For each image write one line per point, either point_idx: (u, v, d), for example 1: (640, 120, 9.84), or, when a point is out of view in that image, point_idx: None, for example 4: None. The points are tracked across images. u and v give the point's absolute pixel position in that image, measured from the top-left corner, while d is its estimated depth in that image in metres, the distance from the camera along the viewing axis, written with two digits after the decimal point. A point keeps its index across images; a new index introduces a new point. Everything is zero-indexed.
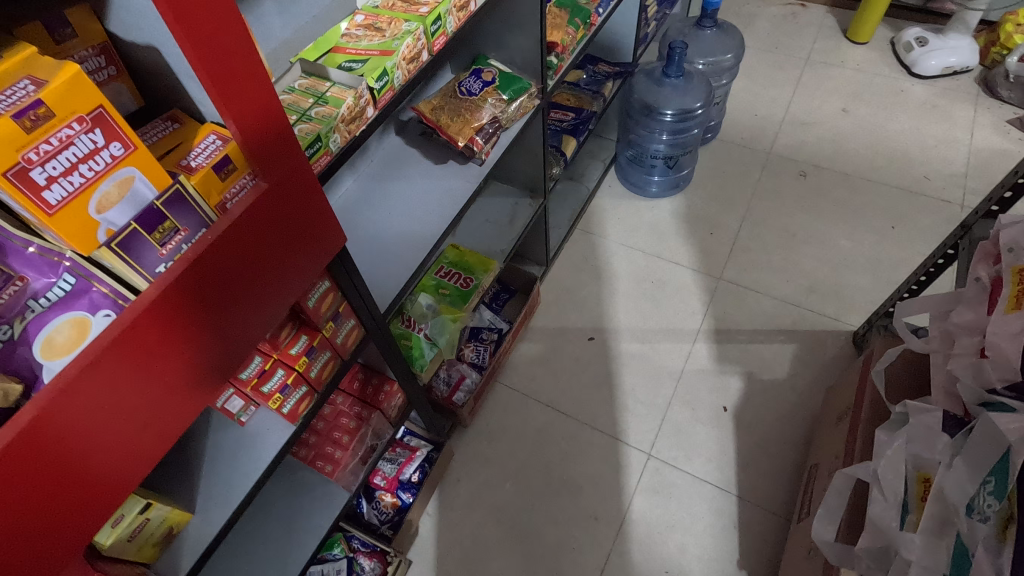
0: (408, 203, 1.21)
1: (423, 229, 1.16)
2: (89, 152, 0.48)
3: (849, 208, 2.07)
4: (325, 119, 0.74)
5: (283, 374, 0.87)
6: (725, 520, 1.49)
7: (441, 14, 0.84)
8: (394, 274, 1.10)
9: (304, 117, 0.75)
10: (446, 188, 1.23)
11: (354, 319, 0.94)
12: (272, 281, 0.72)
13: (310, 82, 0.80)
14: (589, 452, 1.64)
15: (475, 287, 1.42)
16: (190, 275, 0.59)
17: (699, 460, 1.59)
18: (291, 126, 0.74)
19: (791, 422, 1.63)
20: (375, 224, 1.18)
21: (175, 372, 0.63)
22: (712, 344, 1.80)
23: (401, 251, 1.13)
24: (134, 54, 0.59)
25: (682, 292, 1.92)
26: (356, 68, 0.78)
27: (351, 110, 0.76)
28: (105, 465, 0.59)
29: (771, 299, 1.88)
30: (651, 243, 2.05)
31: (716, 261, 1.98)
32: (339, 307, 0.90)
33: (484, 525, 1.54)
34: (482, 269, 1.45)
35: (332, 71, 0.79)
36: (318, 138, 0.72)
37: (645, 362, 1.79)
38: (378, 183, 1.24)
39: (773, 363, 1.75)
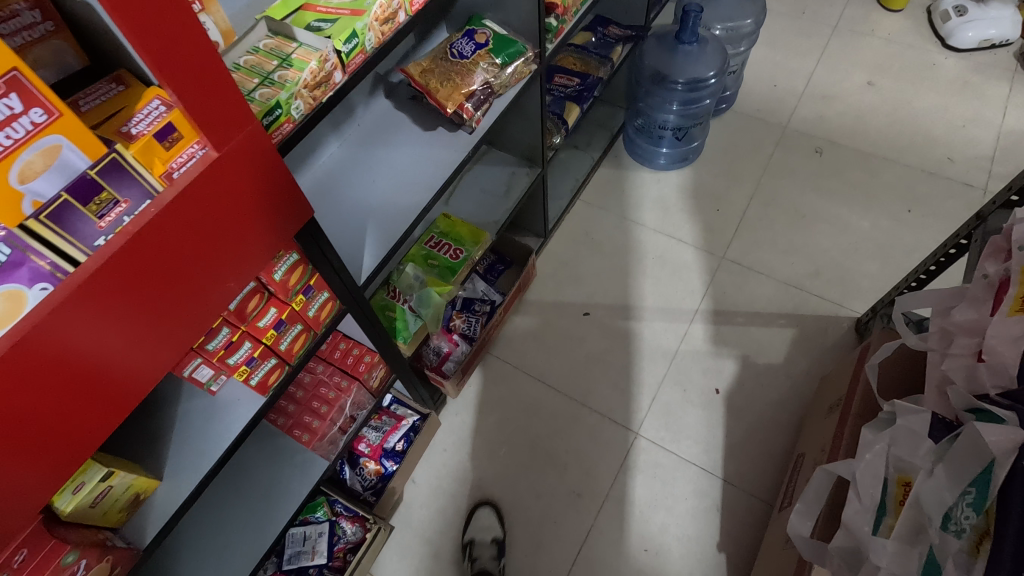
0: (393, 173, 1.16)
1: (407, 201, 1.12)
2: (5, 118, 0.44)
3: (864, 188, 1.98)
4: (289, 84, 0.70)
5: (250, 347, 0.85)
6: (707, 502, 1.50)
7: None
8: (375, 245, 1.07)
9: (267, 81, 0.70)
10: (434, 156, 1.18)
11: (328, 291, 0.92)
12: (234, 251, 0.69)
13: (276, 43, 0.75)
14: (577, 428, 1.64)
15: (465, 261, 1.39)
16: (134, 246, 0.57)
17: (687, 442, 1.59)
18: (252, 90, 0.70)
19: (784, 408, 1.60)
20: (358, 195, 1.14)
21: (136, 338, 0.62)
22: (709, 325, 1.77)
23: (383, 223, 1.10)
24: (69, 10, 0.55)
25: (683, 271, 1.88)
26: (324, 30, 0.74)
27: (316, 74, 0.72)
28: (58, 432, 0.59)
29: (774, 281, 1.83)
30: (655, 217, 1.99)
31: (720, 240, 1.92)
32: (310, 280, 0.87)
33: (468, 495, 1.56)
34: (473, 242, 1.42)
35: (298, 32, 0.74)
36: (278, 104, 0.69)
37: (639, 341, 1.76)
38: (363, 150, 1.19)
39: (770, 347, 1.72)
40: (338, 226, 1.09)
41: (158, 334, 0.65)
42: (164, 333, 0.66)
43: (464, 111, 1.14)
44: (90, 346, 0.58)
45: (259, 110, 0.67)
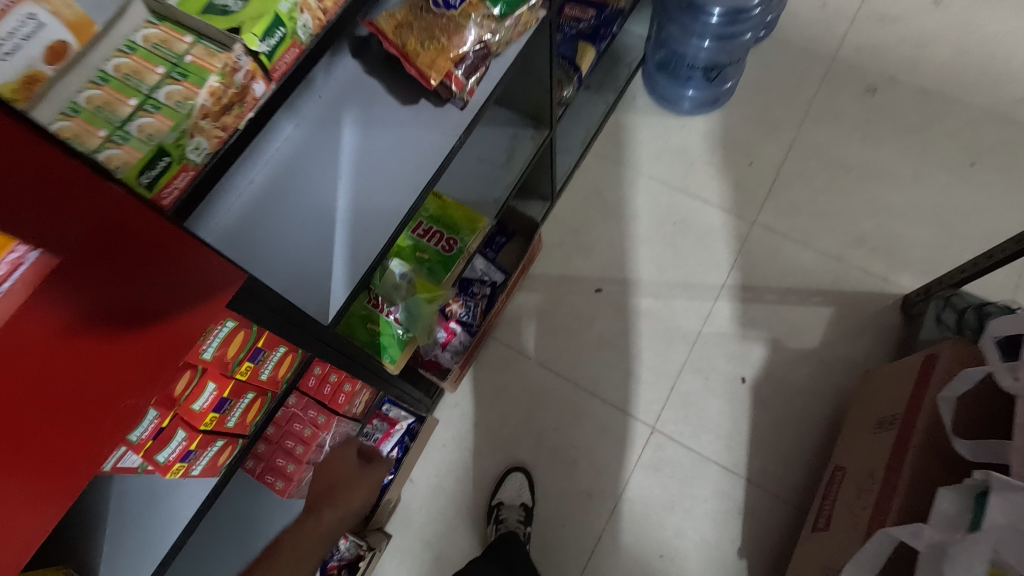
0: (362, 165, 0.91)
1: (383, 205, 0.89)
2: None
3: (921, 137, 1.71)
4: (182, 111, 0.53)
5: (184, 438, 0.66)
6: (728, 504, 1.39)
7: None
8: (343, 269, 0.85)
9: (150, 105, 0.52)
10: (415, 141, 0.93)
11: (286, 345, 0.74)
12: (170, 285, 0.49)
13: (159, 35, 0.54)
14: (588, 422, 1.50)
15: (460, 253, 1.18)
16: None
17: (707, 437, 1.45)
18: (127, 117, 0.51)
19: (816, 400, 1.46)
20: (316, 196, 0.89)
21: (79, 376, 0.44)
22: (735, 304, 1.58)
23: (354, 236, 0.87)
24: None
25: (708, 239, 1.65)
26: (234, 18, 0.57)
27: (219, 93, 0.55)
28: None
29: (811, 251, 1.62)
30: (678, 174, 1.73)
31: (752, 202, 1.69)
32: (257, 341, 0.70)
33: (471, 494, 1.45)
34: (469, 229, 1.19)
35: (194, 21, 0.55)
36: (165, 147, 0.51)
37: (657, 322, 1.58)
38: (321, 133, 0.92)
39: (803, 329, 1.54)
40: (292, 242, 0.85)
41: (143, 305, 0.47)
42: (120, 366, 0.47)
43: (453, 82, 0.89)
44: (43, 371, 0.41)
45: (139, 159, 0.50)
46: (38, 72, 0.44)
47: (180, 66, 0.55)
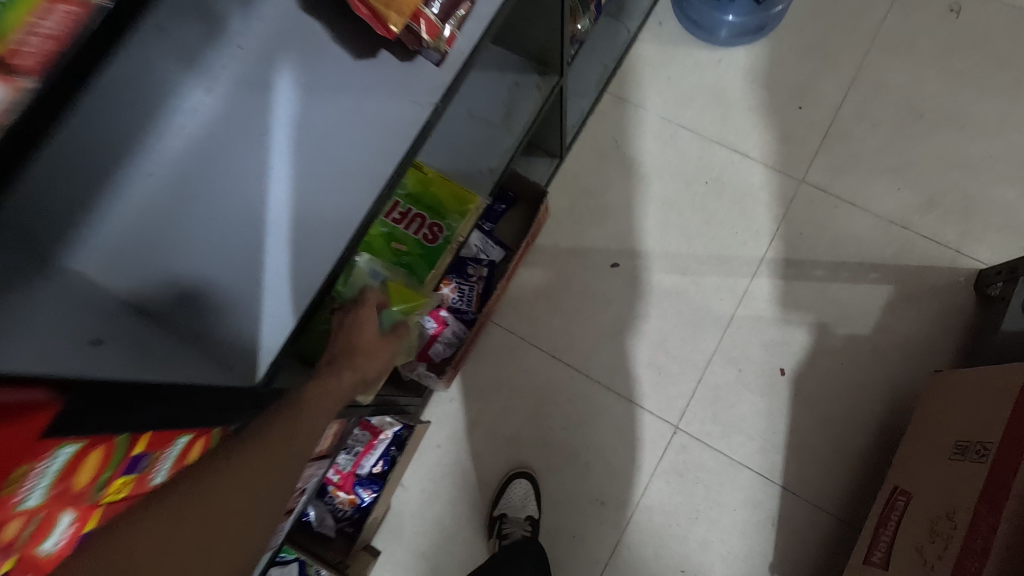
0: (301, 154, 0.65)
1: (330, 214, 0.64)
2: None
3: (1014, 70, 1.39)
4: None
5: None
6: (760, 514, 1.23)
7: None
8: (278, 309, 0.62)
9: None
10: (374, 118, 0.67)
11: None
12: None
13: None
14: (601, 420, 1.31)
15: (446, 244, 0.95)
16: None
17: (738, 438, 1.27)
18: None
19: (867, 396, 1.26)
20: (241, 203, 0.64)
21: None
22: (776, 281, 1.35)
23: (289, 260, 0.63)
24: None
25: (745, 202, 1.39)
26: None
27: None
28: None
29: (869, 217, 1.36)
30: (712, 121, 1.45)
31: (800, 156, 1.41)
32: None
33: (470, 501, 1.29)
34: (457, 213, 0.96)
35: None
36: None
37: (683, 303, 1.35)
38: (243, 107, 0.66)
39: (856, 311, 1.31)
40: (204, 271, 0.62)
41: None
42: None
43: (423, 27, 0.62)
44: None
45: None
46: None
47: None
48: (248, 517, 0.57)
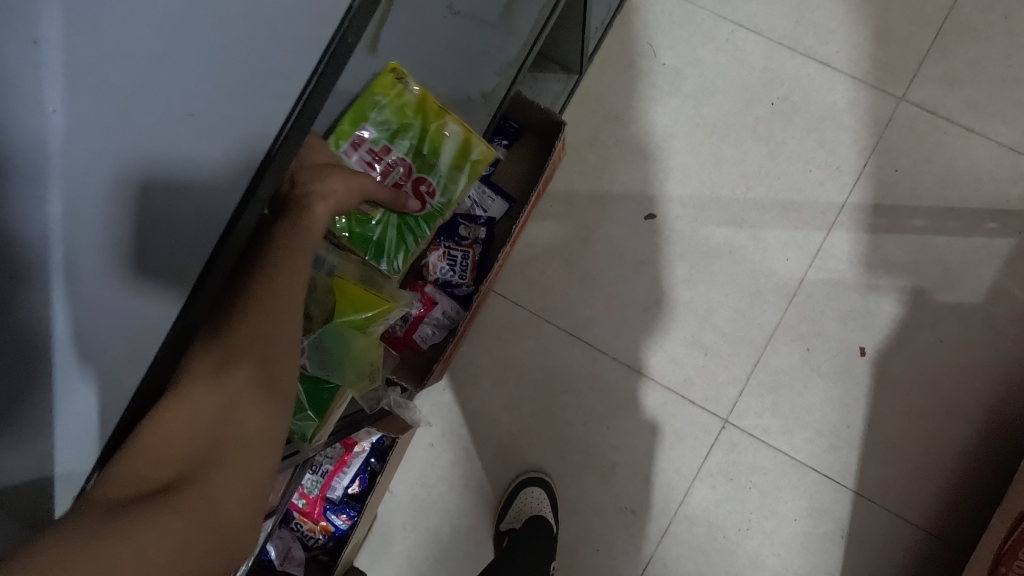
0: (91, 107, 0.35)
1: (162, 218, 0.38)
2: None
3: None
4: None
5: None
6: (827, 526, 1.00)
7: None
8: (88, 384, 0.39)
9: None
10: (233, 37, 0.38)
11: None
12: None
13: None
14: (632, 412, 1.06)
15: (436, 218, 0.71)
16: None
17: (803, 434, 1.02)
18: None
19: (971, 381, 0.99)
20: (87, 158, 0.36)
21: None
22: (860, 234, 1.04)
23: (101, 301, 0.38)
24: None
25: (824, 127, 1.06)
26: None
27: None
28: None
29: (989, 146, 1.03)
30: (783, 18, 1.09)
31: (902, 63, 1.06)
32: None
33: (470, 508, 1.07)
34: (455, 167, 0.70)
35: None
36: None
37: (738, 264, 1.06)
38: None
39: (964, 272, 1.01)
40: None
41: None
42: None
43: None
44: None
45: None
46: None
47: None
48: (270, 367, 0.49)
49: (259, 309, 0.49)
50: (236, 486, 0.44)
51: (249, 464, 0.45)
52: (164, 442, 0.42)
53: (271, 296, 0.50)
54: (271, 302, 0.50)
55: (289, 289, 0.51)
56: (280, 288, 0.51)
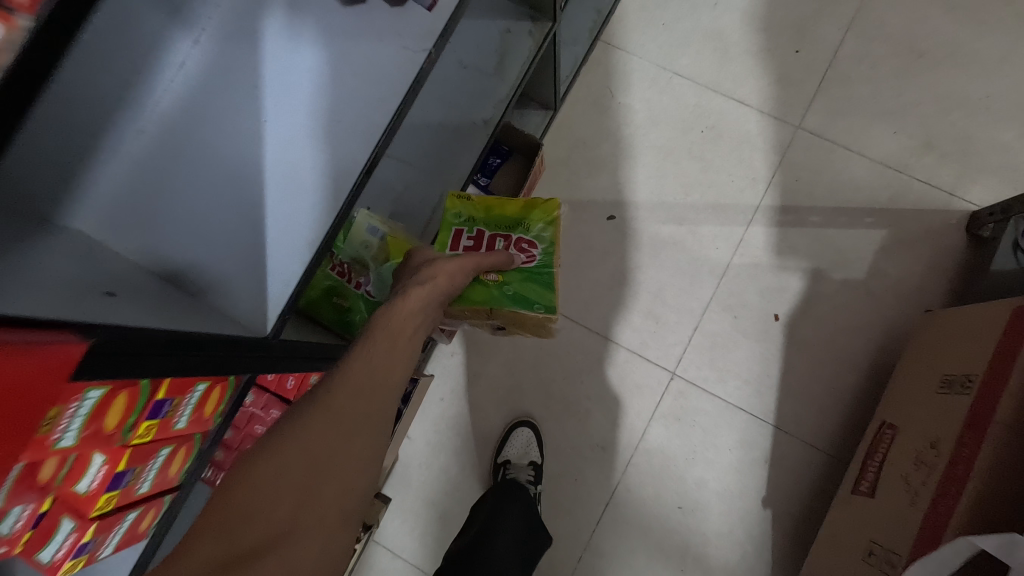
0: (277, 124, 0.64)
1: (324, 178, 0.63)
2: None
3: (1015, 6, 1.36)
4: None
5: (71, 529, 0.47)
6: (755, 453, 1.27)
7: None
8: (274, 283, 0.62)
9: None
10: (354, 80, 0.65)
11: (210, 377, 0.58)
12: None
13: None
14: (601, 367, 1.34)
15: (547, 256, 0.85)
16: None
17: (734, 383, 1.30)
18: None
19: (860, 337, 1.29)
20: (269, 151, 0.64)
21: None
22: (772, 228, 1.36)
23: (287, 229, 0.63)
24: None
25: (742, 148, 1.39)
26: None
27: None
28: None
29: (866, 160, 1.36)
30: (709, 66, 1.43)
31: (798, 101, 1.40)
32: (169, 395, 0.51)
33: (473, 449, 1.34)
34: (539, 223, 0.88)
35: None
36: None
37: (680, 252, 1.37)
38: (247, 78, 0.64)
39: (851, 255, 1.33)
40: (196, 248, 0.62)
41: None
42: None
43: None
44: None
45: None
46: None
47: None
48: (341, 441, 0.56)
49: (344, 394, 0.58)
50: (316, 558, 0.50)
51: (319, 535, 0.51)
52: (251, 507, 0.49)
53: (356, 384, 0.59)
54: (355, 390, 0.59)
55: (370, 379, 0.61)
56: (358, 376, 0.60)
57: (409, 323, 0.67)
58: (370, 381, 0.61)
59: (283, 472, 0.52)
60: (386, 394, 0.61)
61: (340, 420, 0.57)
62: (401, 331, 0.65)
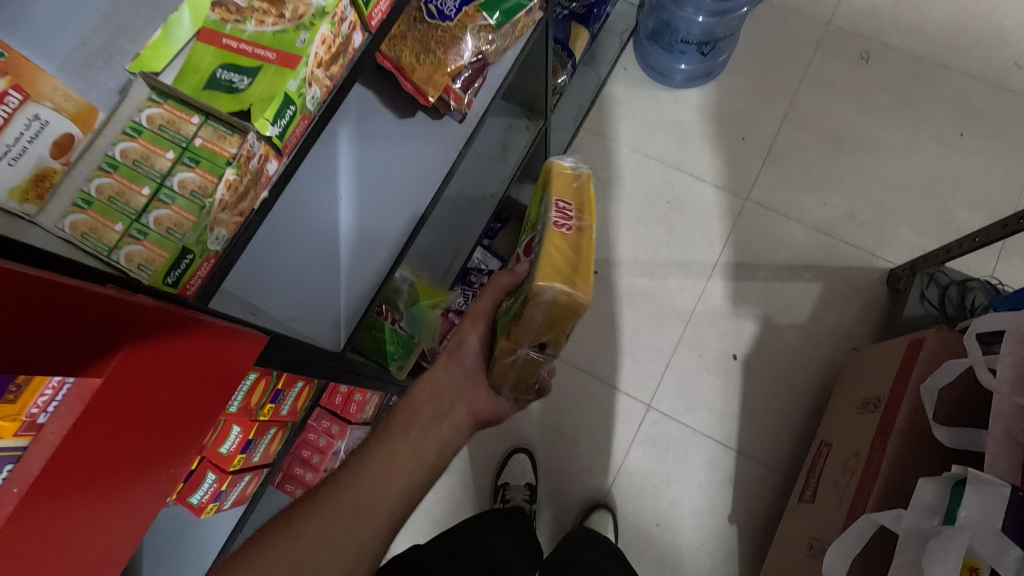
0: (352, 200, 0.89)
1: (388, 235, 0.88)
2: None
3: (914, 105, 1.70)
4: (202, 204, 0.50)
5: (214, 481, 0.76)
6: (720, 474, 1.47)
7: (296, 93, 0.52)
8: (351, 309, 0.83)
9: (106, 164, 0.50)
10: (406, 168, 0.92)
11: (301, 382, 0.82)
12: (201, 397, 0.51)
13: (120, 187, 0.49)
14: (588, 401, 1.55)
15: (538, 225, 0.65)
16: (93, 449, 0.40)
17: (701, 413, 1.52)
18: (127, 250, 0.49)
19: (804, 373, 1.52)
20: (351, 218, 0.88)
21: (156, 435, 0.47)
22: (728, 281, 1.62)
23: (357, 271, 0.86)
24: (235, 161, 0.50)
25: (702, 216, 1.67)
26: (142, 134, 0.51)
27: (239, 186, 0.51)
28: (135, 490, 0.46)
29: (803, 226, 1.65)
30: (672, 149, 1.73)
31: (745, 178, 1.70)
32: (276, 386, 0.76)
33: (476, 472, 1.53)
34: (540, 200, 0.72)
35: (161, 171, 0.51)
36: (185, 250, 0.49)
37: (652, 301, 1.61)
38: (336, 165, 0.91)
39: (794, 304, 1.59)
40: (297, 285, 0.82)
41: (201, 387, 0.51)
42: (171, 440, 0.49)
43: (451, 97, 0.90)
44: (137, 420, 0.44)
45: (164, 261, 0.49)
46: (113, 235, 0.48)
47: (166, 187, 0.50)
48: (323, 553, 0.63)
49: (330, 514, 0.65)
50: None
51: None
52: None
53: (350, 491, 0.68)
54: (346, 500, 0.67)
55: (363, 494, 0.68)
56: (345, 499, 0.67)
57: (415, 428, 0.74)
58: (365, 493, 0.68)
59: (270, 553, 0.62)
60: (376, 510, 0.67)
61: (320, 539, 0.64)
62: (407, 436, 0.74)
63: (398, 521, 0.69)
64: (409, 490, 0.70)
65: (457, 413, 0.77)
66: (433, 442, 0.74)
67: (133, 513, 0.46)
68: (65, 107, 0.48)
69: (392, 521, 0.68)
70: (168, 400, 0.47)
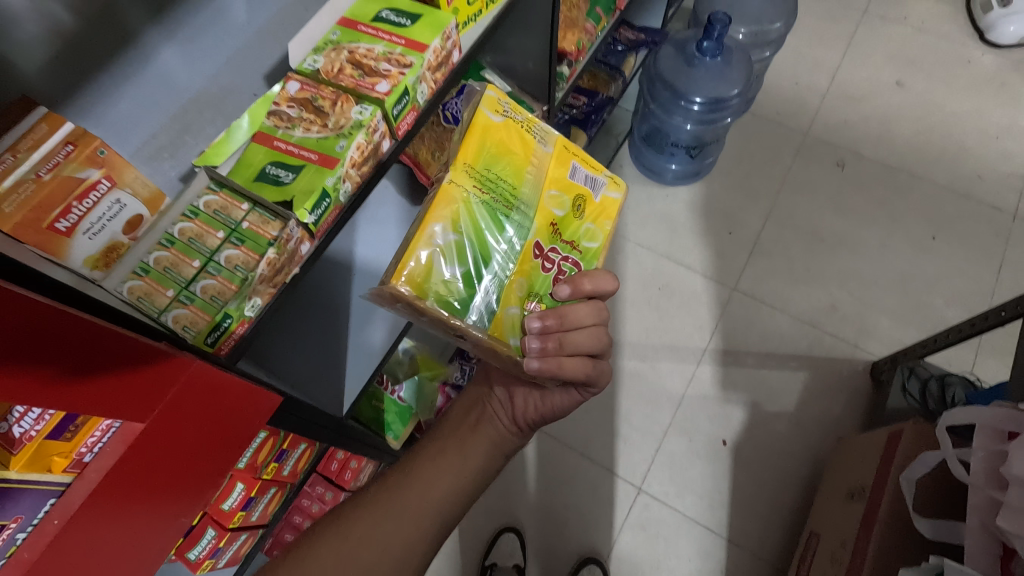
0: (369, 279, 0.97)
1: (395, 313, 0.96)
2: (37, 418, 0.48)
3: (887, 210, 1.84)
4: (244, 276, 0.58)
5: (213, 537, 0.78)
6: (711, 563, 1.45)
7: (331, 188, 0.61)
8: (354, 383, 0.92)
9: (165, 241, 0.58)
10: None
11: (304, 443, 0.87)
12: (215, 449, 0.56)
13: (172, 259, 0.57)
14: (579, 481, 1.55)
15: None
16: (123, 486, 0.45)
17: (691, 498, 1.52)
18: (175, 312, 0.56)
19: (792, 462, 1.54)
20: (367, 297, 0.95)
21: (174, 481, 0.51)
22: (717, 366, 1.67)
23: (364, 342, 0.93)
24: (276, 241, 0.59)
25: (691, 303, 1.76)
26: (198, 215, 0.59)
27: (278, 263, 0.60)
28: (147, 535, 0.49)
29: (788, 317, 1.72)
30: (663, 240, 1.85)
31: (732, 269, 1.80)
32: (282, 445, 0.81)
33: (464, 552, 1.51)
34: None
35: (208, 245, 0.58)
36: (224, 315, 0.56)
37: (642, 384, 1.66)
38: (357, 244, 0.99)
39: (781, 393, 1.63)
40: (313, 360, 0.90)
41: (217, 438, 0.55)
42: (184, 488, 0.53)
43: None
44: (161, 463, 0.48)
45: (205, 323, 0.56)
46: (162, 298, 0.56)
47: (213, 261, 0.58)
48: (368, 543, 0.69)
49: (377, 509, 0.72)
50: None
51: None
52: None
53: (397, 492, 0.74)
54: (395, 499, 0.73)
55: (411, 493, 0.74)
56: (391, 496, 0.74)
57: (464, 431, 0.81)
58: (412, 494, 0.74)
59: (319, 545, 0.69)
60: (422, 510, 0.73)
61: (369, 531, 0.70)
62: (456, 437, 0.81)
63: (439, 522, 0.74)
64: (450, 492, 0.75)
65: (498, 418, 0.82)
66: (478, 442, 0.80)
67: (141, 558, 0.49)
68: (141, 193, 0.57)
69: (436, 523, 0.73)
70: (189, 448, 0.51)
